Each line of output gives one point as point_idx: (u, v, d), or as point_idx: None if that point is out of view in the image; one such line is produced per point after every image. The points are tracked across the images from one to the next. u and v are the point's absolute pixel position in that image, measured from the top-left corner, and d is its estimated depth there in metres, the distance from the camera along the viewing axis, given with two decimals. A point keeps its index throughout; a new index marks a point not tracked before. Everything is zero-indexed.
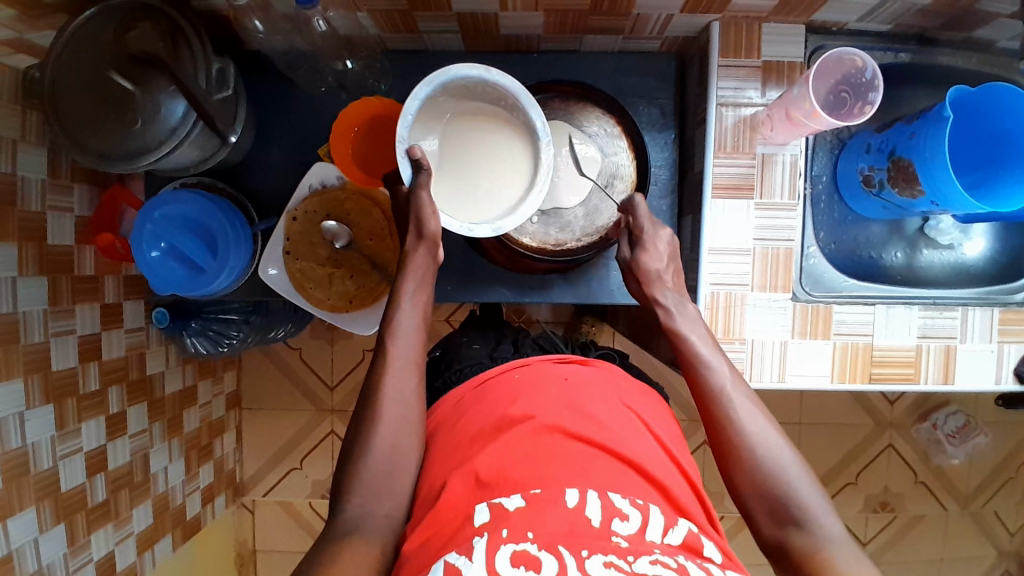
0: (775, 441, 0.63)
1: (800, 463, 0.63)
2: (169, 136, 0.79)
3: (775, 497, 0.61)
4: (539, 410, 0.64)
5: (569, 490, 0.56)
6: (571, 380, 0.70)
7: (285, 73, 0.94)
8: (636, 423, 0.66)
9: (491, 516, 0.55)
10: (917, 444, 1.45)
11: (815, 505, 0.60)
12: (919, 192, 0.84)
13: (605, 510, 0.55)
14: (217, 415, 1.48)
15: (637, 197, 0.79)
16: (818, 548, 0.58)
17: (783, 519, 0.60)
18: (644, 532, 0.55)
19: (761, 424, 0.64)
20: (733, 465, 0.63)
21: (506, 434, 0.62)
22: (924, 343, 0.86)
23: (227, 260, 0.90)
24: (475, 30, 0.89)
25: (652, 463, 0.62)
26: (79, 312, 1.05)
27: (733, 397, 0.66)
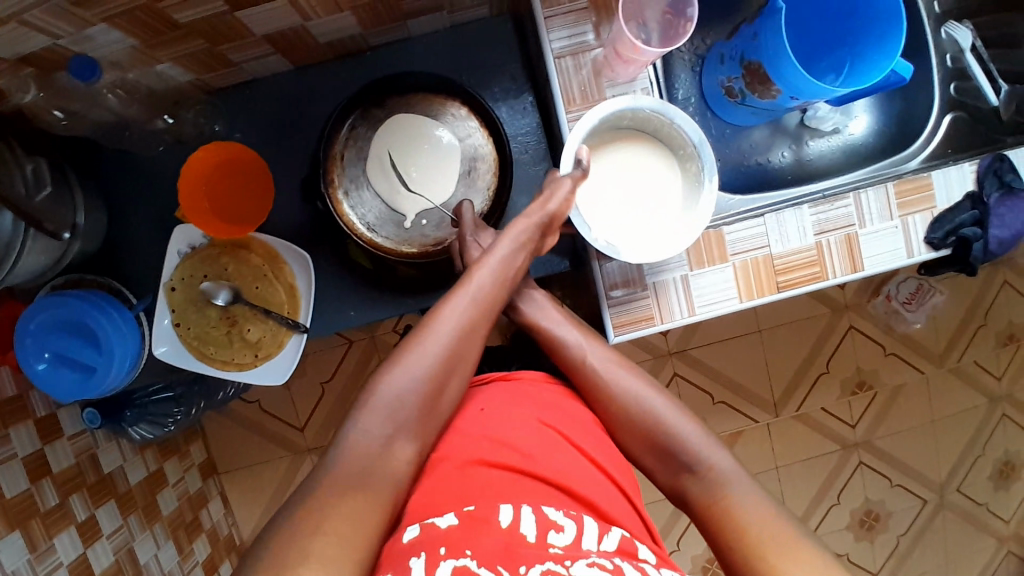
0: (660, 406, 0.72)
1: (683, 414, 0.72)
2: (4, 253, 0.73)
3: (667, 452, 0.70)
4: (459, 446, 0.63)
5: (502, 509, 0.56)
6: (487, 410, 0.67)
7: (118, 146, 0.90)
8: (558, 437, 0.65)
9: (423, 533, 0.54)
10: (878, 319, 1.45)
11: (705, 449, 0.69)
12: (776, 91, 0.80)
13: (540, 523, 0.55)
14: (195, 488, 1.47)
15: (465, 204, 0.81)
16: (716, 484, 0.67)
17: (678, 469, 0.70)
18: (580, 541, 0.55)
19: (644, 392, 0.73)
20: (626, 436, 0.72)
21: (428, 481, 0.61)
22: (823, 239, 0.84)
23: (114, 353, 0.87)
24: (291, 46, 0.85)
25: (578, 475, 0.62)
26: (15, 434, 1.04)
27: (615, 375, 0.73)
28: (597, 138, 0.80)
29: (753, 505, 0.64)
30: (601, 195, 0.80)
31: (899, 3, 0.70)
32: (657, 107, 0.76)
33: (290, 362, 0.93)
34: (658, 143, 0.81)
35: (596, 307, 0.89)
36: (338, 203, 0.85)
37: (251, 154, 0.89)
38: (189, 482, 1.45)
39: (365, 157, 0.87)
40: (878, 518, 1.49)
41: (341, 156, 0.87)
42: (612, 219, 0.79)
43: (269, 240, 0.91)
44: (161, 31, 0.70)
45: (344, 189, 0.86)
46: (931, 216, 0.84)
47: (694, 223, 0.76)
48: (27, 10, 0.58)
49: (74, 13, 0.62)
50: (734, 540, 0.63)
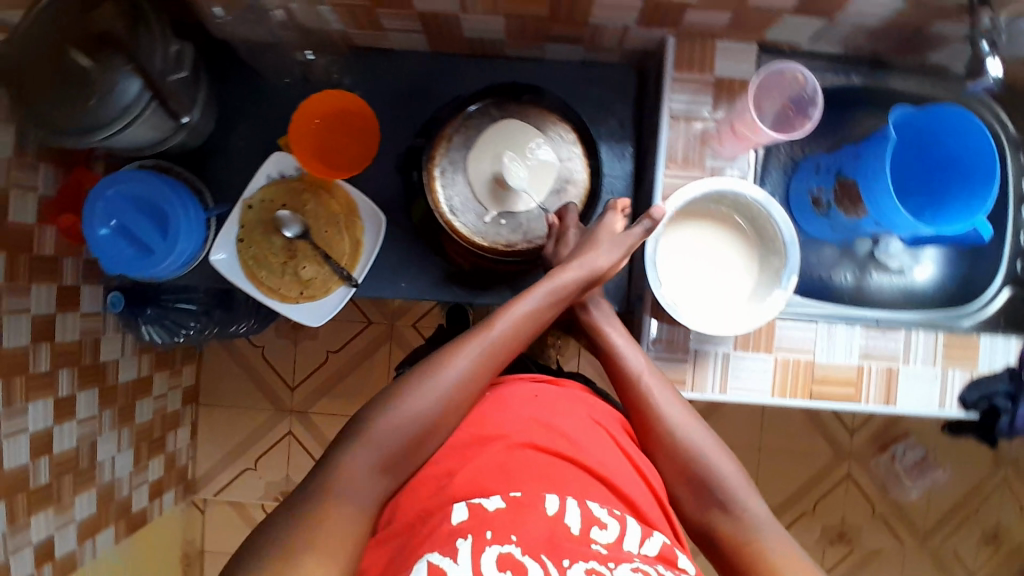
0: (702, 440, 0.72)
1: (723, 452, 0.72)
2: (121, 114, 0.77)
3: (702, 487, 0.70)
4: (505, 426, 0.65)
5: (548, 497, 0.58)
6: (540, 398, 0.70)
7: (249, 62, 0.95)
8: (606, 440, 0.68)
9: (470, 515, 0.56)
10: (876, 477, 1.44)
11: (742, 491, 0.69)
12: (863, 211, 0.84)
13: (586, 517, 0.58)
14: (173, 408, 1.47)
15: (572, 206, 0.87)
16: (748, 526, 0.67)
17: (711, 503, 0.70)
18: (622, 542, 0.58)
19: (688, 422, 0.73)
20: (662, 462, 0.72)
21: (477, 452, 0.63)
22: (866, 363, 0.86)
23: (176, 243, 0.90)
24: (438, 30, 0.90)
25: (620, 477, 0.65)
26: (35, 291, 1.07)
27: (663, 401, 0.75)
28: (690, 208, 0.82)
29: (784, 553, 0.65)
30: (679, 262, 0.81)
31: (994, 163, 0.75)
32: (758, 197, 0.78)
33: (330, 310, 0.95)
34: (746, 230, 0.82)
35: None
36: (432, 179, 0.89)
37: (365, 108, 0.93)
38: (170, 400, 1.46)
39: (469, 146, 0.90)
40: None
41: (449, 139, 0.90)
42: (684, 281, 0.80)
43: (353, 193, 0.95)
44: None
45: (440, 169, 0.89)
46: (969, 376, 0.87)
47: (763, 313, 0.77)
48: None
49: None
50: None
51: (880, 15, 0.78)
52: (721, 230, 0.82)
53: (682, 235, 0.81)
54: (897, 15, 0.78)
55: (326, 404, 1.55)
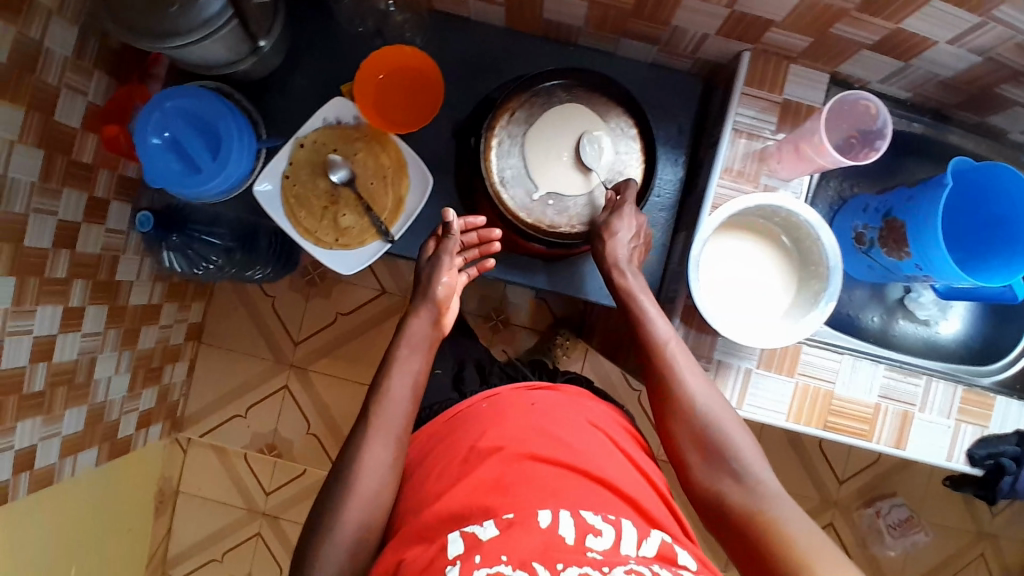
0: (717, 409, 0.75)
1: (737, 422, 0.75)
2: (201, 27, 0.77)
3: (715, 452, 0.73)
4: (504, 442, 0.72)
5: (540, 512, 0.63)
6: (538, 406, 0.79)
7: (326, 5, 0.95)
8: (605, 445, 0.76)
9: (467, 543, 0.61)
10: (858, 530, 1.43)
11: (754, 463, 0.71)
12: (906, 254, 0.85)
13: (579, 527, 0.62)
14: (174, 343, 1.46)
15: (449, 212, 0.86)
16: (759, 495, 0.69)
17: (723, 471, 0.72)
18: (618, 546, 0.62)
19: (707, 392, 0.76)
20: (679, 430, 0.75)
21: (477, 466, 0.70)
22: (883, 404, 0.87)
23: (225, 165, 0.89)
24: (519, 7, 0.91)
25: (618, 479, 0.71)
26: (65, 195, 1.04)
27: (684, 369, 0.77)
28: (738, 219, 0.83)
29: (797, 522, 0.66)
30: (720, 269, 0.82)
31: None
32: (812, 220, 0.77)
33: (363, 261, 0.95)
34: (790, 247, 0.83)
35: None
36: (488, 148, 0.89)
37: (433, 66, 0.93)
38: (174, 333, 1.45)
39: (530, 124, 0.90)
40: None
41: (512, 112, 0.89)
42: (721, 288, 0.81)
43: (405, 150, 0.96)
44: None
45: (498, 141, 0.89)
46: (980, 433, 0.88)
47: (797, 331, 0.78)
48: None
49: None
50: (774, 552, 0.64)
51: (958, 67, 0.79)
52: (766, 243, 0.83)
53: (726, 242, 0.82)
54: (972, 69, 0.78)
55: (326, 363, 1.55)
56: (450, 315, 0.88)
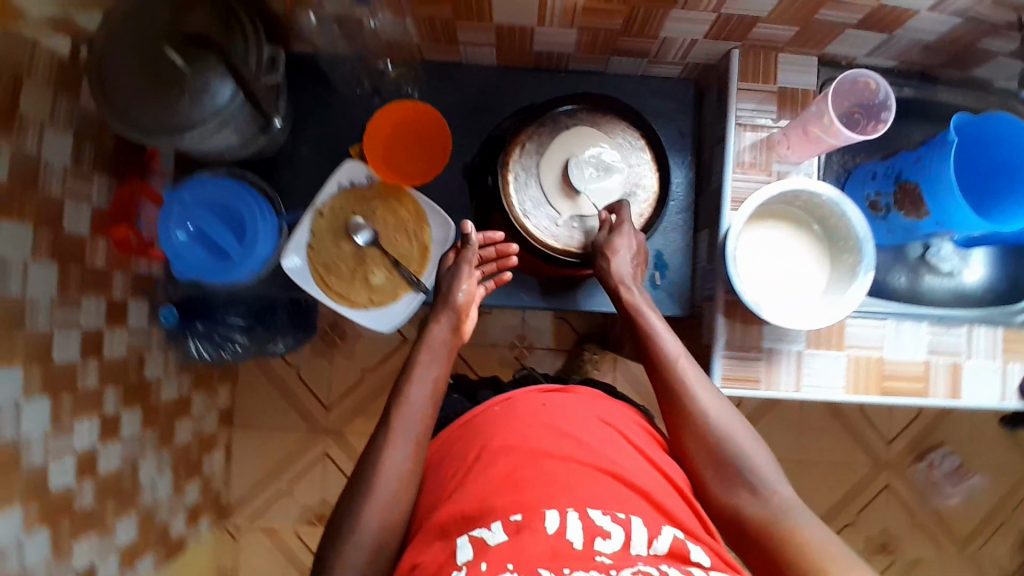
0: (729, 421, 0.75)
1: (750, 433, 0.75)
2: (214, 117, 0.79)
3: (728, 466, 0.73)
4: (521, 444, 0.71)
5: (550, 514, 0.62)
6: (550, 406, 0.77)
7: (321, 75, 0.97)
8: (618, 438, 0.74)
9: (475, 549, 0.61)
10: (915, 486, 1.47)
11: (770, 475, 0.72)
12: (925, 213, 0.88)
13: (587, 531, 0.61)
14: (209, 431, 1.45)
15: (469, 224, 0.89)
16: (773, 507, 0.69)
17: (736, 482, 0.72)
18: (628, 547, 0.61)
19: (718, 407, 0.76)
20: (691, 441, 0.76)
21: (490, 467, 0.69)
22: (933, 359, 0.89)
23: (253, 249, 0.91)
24: (510, 44, 0.93)
25: (635, 472, 0.70)
26: (85, 303, 1.04)
27: (694, 384, 0.78)
28: (766, 208, 0.85)
29: (813, 530, 0.66)
30: (755, 259, 0.84)
31: None
32: (835, 197, 0.80)
33: (401, 315, 0.96)
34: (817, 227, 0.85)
35: (700, 359, 0.92)
36: (506, 184, 0.90)
37: (439, 120, 0.95)
38: (207, 421, 1.43)
39: (542, 152, 0.91)
40: None
41: (523, 144, 0.91)
42: (758, 278, 0.83)
43: (422, 200, 0.97)
44: None
45: (514, 174, 0.90)
46: None
47: (839, 310, 0.79)
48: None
49: None
50: (793, 564, 0.64)
51: (939, 31, 0.83)
52: (794, 228, 0.85)
53: (756, 233, 0.84)
54: (953, 30, 0.83)
55: (362, 421, 1.55)
56: (469, 324, 0.89)
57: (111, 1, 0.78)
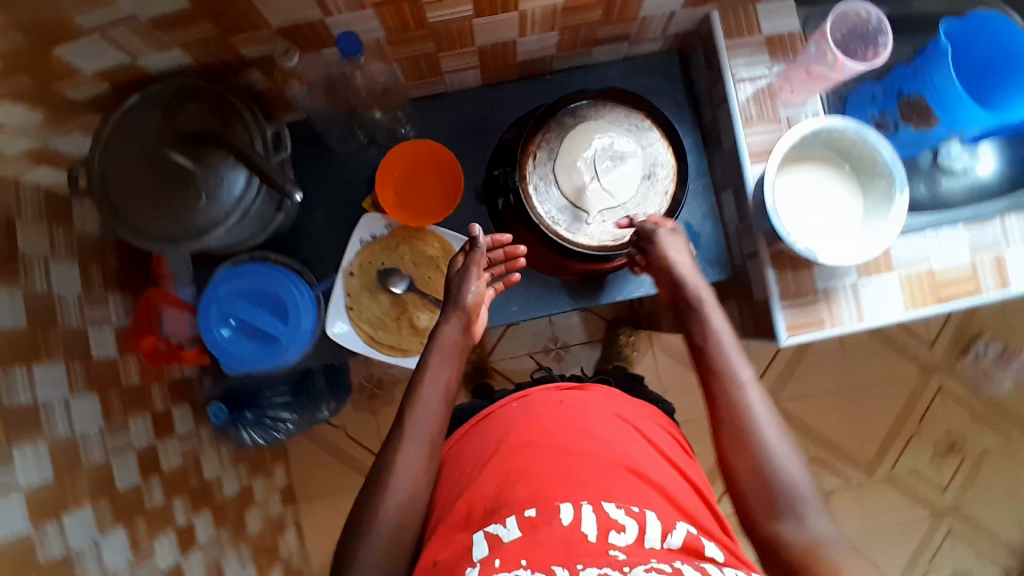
0: (775, 437, 0.72)
1: (796, 456, 0.72)
2: (235, 208, 0.77)
3: (770, 490, 0.70)
4: (549, 443, 0.76)
5: (563, 509, 0.68)
6: (567, 404, 0.83)
7: (314, 137, 0.96)
8: (631, 431, 0.81)
9: (491, 545, 0.67)
10: (966, 381, 1.50)
11: (813, 502, 0.69)
12: (935, 120, 0.93)
13: (602, 523, 0.66)
14: (275, 513, 1.42)
15: (476, 226, 0.84)
16: (811, 538, 0.67)
17: (778, 506, 0.69)
18: (641, 540, 0.65)
19: (767, 416, 0.74)
20: (736, 457, 0.73)
21: (518, 463, 0.74)
22: (978, 259, 0.90)
23: (299, 325, 0.89)
24: (493, 61, 0.93)
25: (653, 470, 0.75)
26: (133, 424, 1.01)
27: (746, 388, 0.75)
28: (793, 155, 0.86)
29: (851, 568, 0.63)
30: (794, 207, 0.85)
31: None
32: (855, 126, 0.81)
33: None
34: (843, 162, 0.86)
35: (758, 316, 0.93)
36: (527, 196, 0.90)
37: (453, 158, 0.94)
38: (272, 504, 1.41)
39: (555, 157, 0.91)
40: None
41: (534, 154, 0.91)
42: (801, 223, 0.84)
43: (445, 233, 0.96)
44: (410, 29, 0.79)
45: (533, 185, 0.91)
46: None
47: (885, 235, 0.81)
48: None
49: None
50: None
51: None
52: (822, 167, 0.86)
53: (785, 181, 0.86)
54: None
55: None
56: (479, 324, 0.86)
57: (100, 122, 0.76)
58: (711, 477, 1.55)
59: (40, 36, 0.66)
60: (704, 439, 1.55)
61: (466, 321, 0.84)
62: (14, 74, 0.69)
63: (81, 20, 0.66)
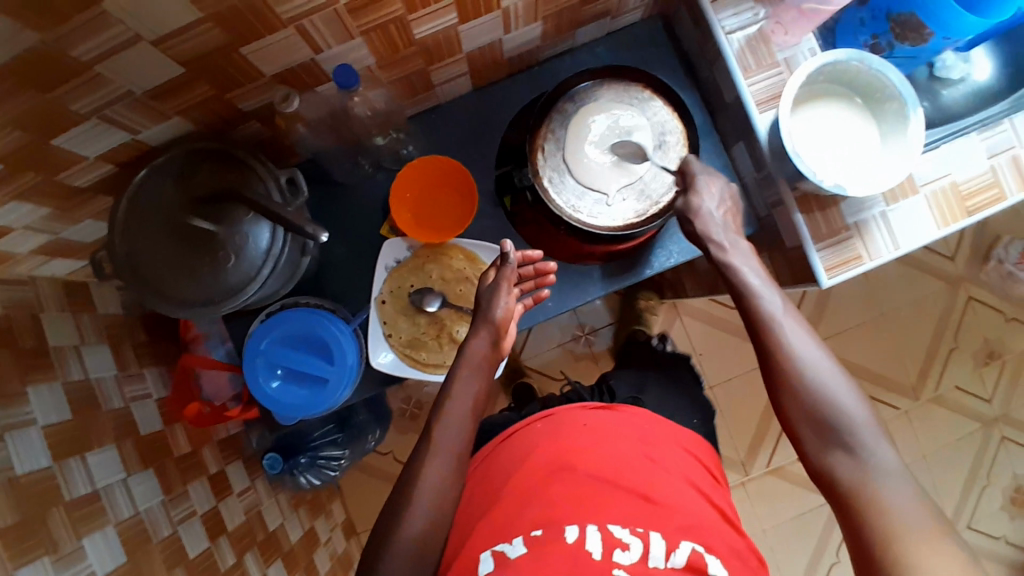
0: (825, 373, 0.70)
1: (848, 387, 0.69)
2: (265, 261, 0.77)
3: (825, 424, 0.68)
4: (580, 468, 0.78)
5: (570, 529, 0.70)
6: (590, 427, 0.84)
7: (320, 174, 0.96)
8: (651, 447, 0.82)
9: (498, 563, 0.69)
10: (993, 287, 1.51)
11: (870, 435, 0.66)
12: (928, 34, 0.88)
13: (607, 543, 0.69)
14: (342, 548, 1.41)
15: (506, 242, 0.84)
16: (867, 472, 0.64)
17: (834, 441, 0.67)
18: (645, 559, 0.69)
19: (811, 352, 0.72)
20: (787, 400, 0.71)
21: (548, 487, 0.76)
22: (997, 162, 0.90)
23: (344, 361, 0.88)
24: (482, 64, 0.93)
25: (670, 485, 0.77)
26: (192, 490, 1.01)
27: (786, 326, 0.74)
28: (800, 95, 0.86)
29: (903, 503, 0.61)
30: (811, 147, 0.85)
31: None
32: (856, 56, 0.80)
33: None
34: (851, 93, 0.86)
35: (794, 262, 0.93)
36: (544, 190, 0.89)
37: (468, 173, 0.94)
38: (338, 541, 1.41)
39: (563, 145, 0.90)
40: None
41: (542, 147, 0.91)
42: (820, 162, 0.84)
43: (466, 243, 0.96)
44: (398, 48, 0.79)
45: (547, 178, 0.90)
46: None
47: (907, 157, 0.80)
48: (311, 15, 0.67)
49: (344, 22, 0.71)
50: (880, 531, 0.60)
51: None
52: (830, 102, 0.86)
53: (798, 122, 0.85)
54: None
55: None
56: (508, 339, 0.85)
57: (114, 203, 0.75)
58: (761, 430, 1.56)
59: (41, 132, 0.66)
60: (748, 395, 1.56)
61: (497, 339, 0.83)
62: (22, 173, 0.68)
63: (77, 108, 0.66)
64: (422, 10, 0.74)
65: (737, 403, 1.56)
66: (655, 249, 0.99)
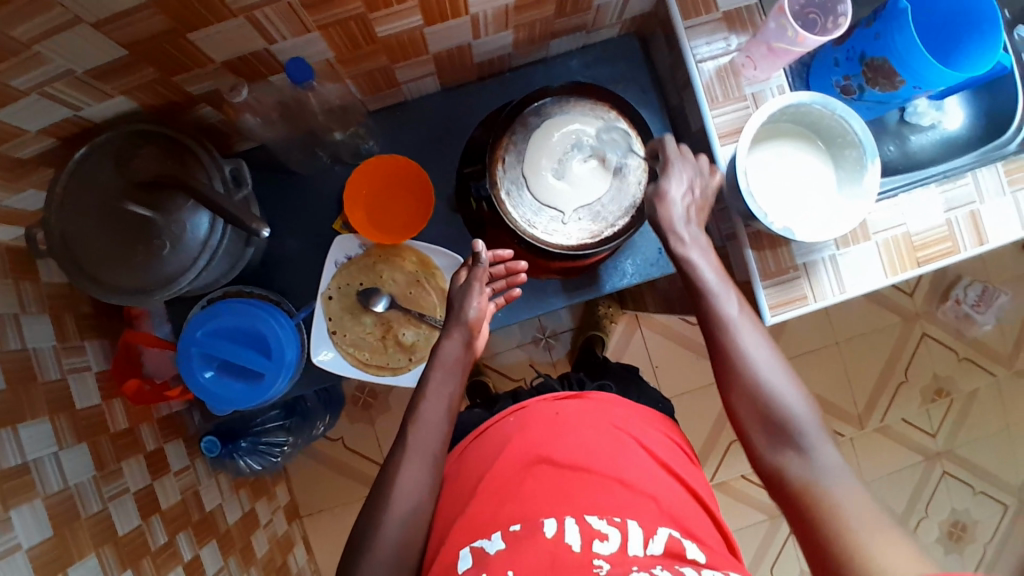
0: (779, 381, 0.71)
1: (798, 392, 0.71)
2: (202, 251, 0.76)
3: (775, 425, 0.70)
4: (552, 454, 0.78)
5: (547, 522, 0.69)
6: (562, 415, 0.83)
7: (276, 163, 0.94)
8: (623, 439, 0.80)
9: (475, 560, 0.67)
10: (948, 325, 1.53)
11: (818, 437, 0.69)
12: (900, 82, 0.86)
13: (585, 534, 0.67)
14: (282, 531, 1.41)
15: (477, 242, 0.82)
16: (816, 472, 0.67)
17: (786, 445, 0.69)
18: (625, 546, 0.66)
19: (767, 362, 0.72)
20: (740, 403, 0.72)
21: (524, 479, 0.75)
22: (952, 216, 0.90)
23: (282, 357, 0.87)
24: (448, 66, 0.91)
25: (643, 473, 0.77)
26: (126, 468, 0.98)
27: (743, 332, 0.74)
28: (763, 132, 0.85)
29: (852, 499, 0.64)
30: (769, 183, 0.85)
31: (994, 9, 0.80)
32: (821, 101, 0.80)
33: None
34: (813, 136, 0.86)
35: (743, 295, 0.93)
36: (500, 202, 0.88)
37: (428, 176, 0.94)
38: (278, 523, 1.40)
39: (523, 159, 0.89)
40: (965, 528, 1.57)
41: (503, 159, 0.89)
42: (777, 199, 0.84)
43: (420, 246, 0.95)
44: (359, 45, 0.77)
45: (505, 191, 0.89)
46: None
47: (863, 205, 0.81)
48: (263, 7, 0.64)
49: (300, 16, 0.68)
50: (830, 527, 0.63)
51: None
52: (791, 140, 0.86)
53: (757, 160, 0.85)
54: None
55: None
56: (479, 339, 0.84)
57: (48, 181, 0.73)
58: (709, 446, 1.58)
59: None
60: (699, 411, 1.57)
61: (469, 340, 0.82)
62: None
63: (16, 84, 0.63)
64: (384, 9, 0.72)
65: (688, 417, 1.57)
66: (611, 270, 0.99)
